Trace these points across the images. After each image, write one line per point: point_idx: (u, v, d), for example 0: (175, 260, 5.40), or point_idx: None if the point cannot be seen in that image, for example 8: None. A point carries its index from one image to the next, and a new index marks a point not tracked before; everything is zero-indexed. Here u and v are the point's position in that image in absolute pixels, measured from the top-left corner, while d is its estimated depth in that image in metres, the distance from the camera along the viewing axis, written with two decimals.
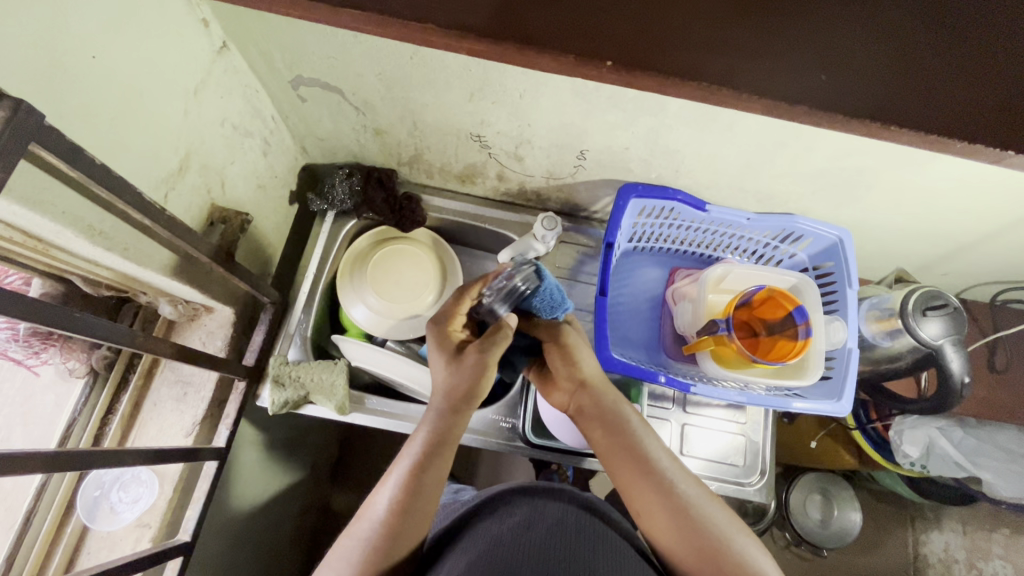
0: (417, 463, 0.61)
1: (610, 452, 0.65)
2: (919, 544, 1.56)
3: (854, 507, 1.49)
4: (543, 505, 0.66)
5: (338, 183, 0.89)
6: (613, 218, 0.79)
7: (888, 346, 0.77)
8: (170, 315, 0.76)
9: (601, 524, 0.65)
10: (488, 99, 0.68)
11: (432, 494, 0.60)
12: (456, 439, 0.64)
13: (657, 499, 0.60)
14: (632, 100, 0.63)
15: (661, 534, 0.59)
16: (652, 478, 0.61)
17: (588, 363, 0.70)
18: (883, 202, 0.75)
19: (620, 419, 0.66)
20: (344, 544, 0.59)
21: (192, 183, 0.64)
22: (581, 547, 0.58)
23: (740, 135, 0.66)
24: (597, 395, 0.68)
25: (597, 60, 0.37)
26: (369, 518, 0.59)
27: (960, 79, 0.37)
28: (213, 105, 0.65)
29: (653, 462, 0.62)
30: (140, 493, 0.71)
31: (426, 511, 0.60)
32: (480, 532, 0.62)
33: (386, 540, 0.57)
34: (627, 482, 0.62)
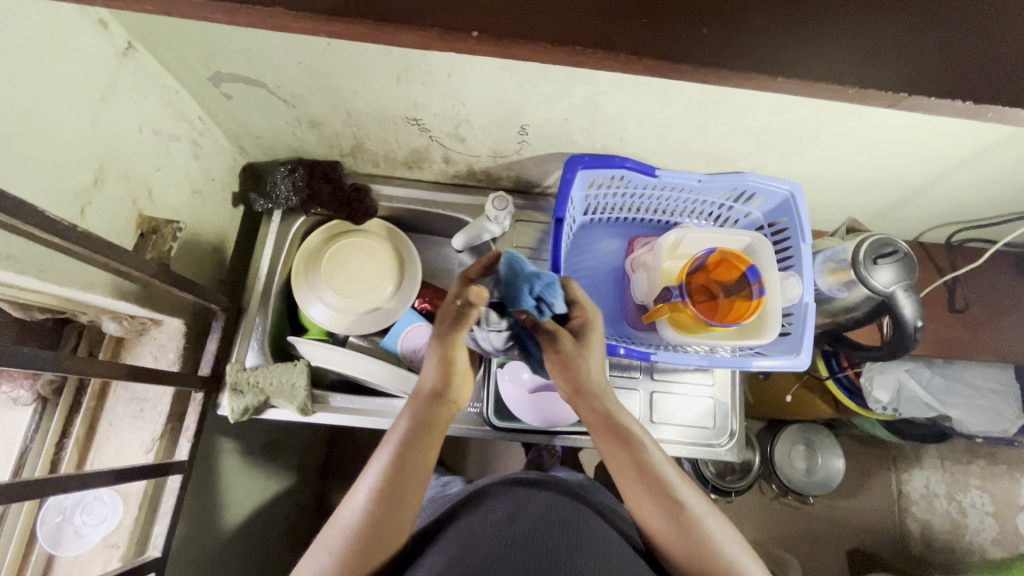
0: (398, 453, 0.61)
1: (609, 455, 0.63)
2: (902, 483, 1.61)
3: (837, 454, 1.52)
4: (528, 499, 0.67)
5: (281, 180, 0.87)
6: (562, 192, 0.78)
7: (845, 297, 0.77)
8: (116, 332, 0.73)
9: (582, 512, 0.67)
10: (417, 80, 0.66)
11: (416, 478, 0.60)
12: (439, 428, 0.65)
13: (656, 508, 0.60)
14: (561, 69, 0.61)
15: (656, 530, 0.60)
16: (648, 484, 0.60)
17: (592, 367, 0.62)
18: (830, 153, 0.74)
19: (620, 427, 0.62)
20: (327, 536, 0.58)
21: (113, 194, 0.61)
22: (564, 536, 0.60)
23: (676, 96, 0.64)
24: (597, 401, 0.62)
25: (464, 32, 0.36)
26: (352, 511, 0.59)
27: (848, 27, 0.36)
28: (128, 111, 0.62)
29: (650, 470, 0.60)
30: (106, 514, 0.70)
31: (410, 497, 0.60)
32: (463, 529, 0.62)
33: (367, 530, 0.57)
34: (630, 491, 0.61)
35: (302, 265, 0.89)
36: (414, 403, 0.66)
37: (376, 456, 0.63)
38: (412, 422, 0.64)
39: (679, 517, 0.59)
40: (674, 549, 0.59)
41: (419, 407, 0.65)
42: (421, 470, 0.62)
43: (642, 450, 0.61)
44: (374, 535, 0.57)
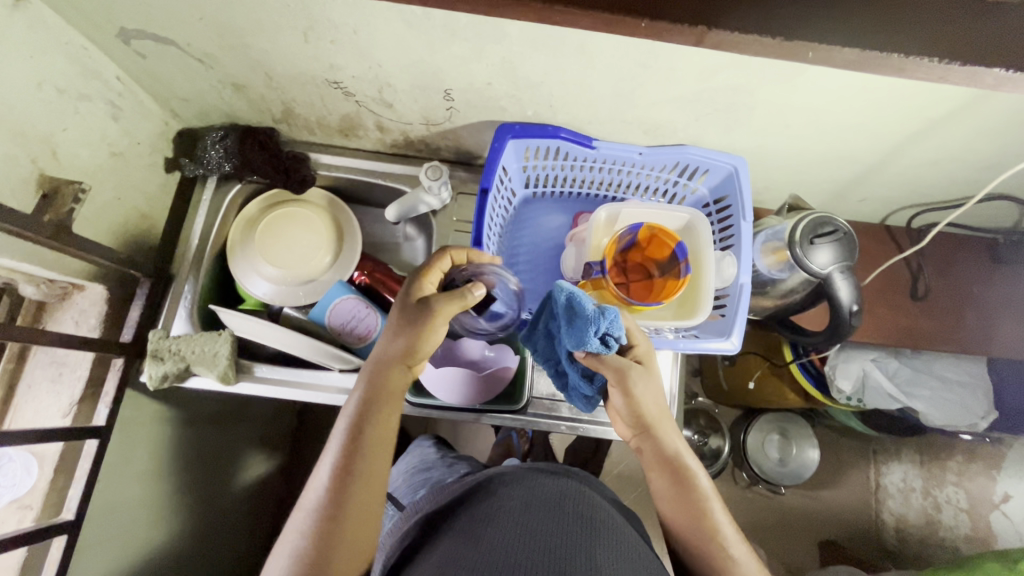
0: (355, 426, 0.59)
1: (661, 488, 0.65)
2: (880, 477, 1.56)
3: (812, 444, 1.49)
4: (542, 485, 0.66)
5: (211, 147, 0.85)
6: (490, 161, 0.74)
7: (784, 280, 0.73)
8: (35, 296, 0.73)
9: (601, 507, 0.66)
10: (325, 39, 0.63)
11: (377, 452, 0.59)
12: (389, 399, 0.62)
13: (695, 536, 0.61)
14: (468, 26, 0.57)
15: (694, 565, 0.61)
16: (694, 517, 0.61)
17: (650, 403, 0.64)
18: (771, 125, 0.69)
19: (675, 457, 0.64)
20: (296, 515, 0.57)
21: (5, 152, 0.59)
22: (580, 534, 0.59)
23: (594, 57, 0.60)
24: (660, 438, 0.65)
25: None
26: (318, 486, 0.57)
27: None
28: (24, 67, 0.60)
29: (699, 504, 0.62)
30: (21, 475, 0.70)
31: (372, 471, 0.58)
32: (477, 514, 0.62)
33: (331, 507, 0.55)
34: (674, 518, 0.63)
35: (239, 238, 0.88)
36: (369, 371, 0.63)
37: (336, 431, 0.61)
38: (368, 391, 0.62)
39: (721, 555, 0.59)
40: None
41: (371, 377, 0.62)
42: (377, 441, 0.59)
43: (695, 486, 0.63)
44: (337, 511, 0.55)
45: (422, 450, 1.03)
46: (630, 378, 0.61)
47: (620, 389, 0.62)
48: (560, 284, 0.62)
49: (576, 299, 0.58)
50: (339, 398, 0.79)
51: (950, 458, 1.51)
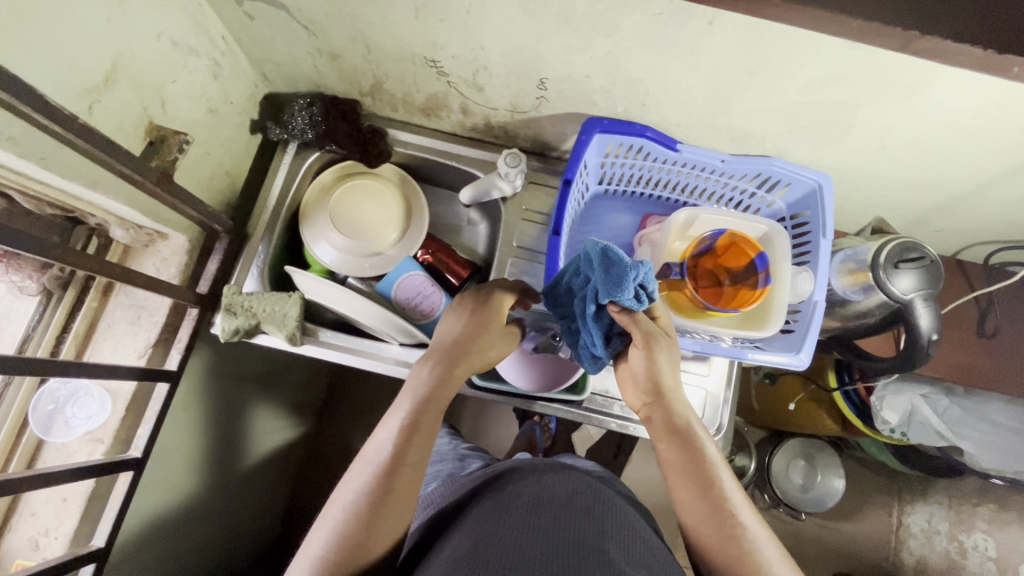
0: (410, 419, 0.58)
1: (669, 458, 0.63)
2: (903, 515, 1.54)
3: (838, 474, 1.46)
4: (554, 485, 0.66)
5: (298, 112, 0.86)
6: (575, 153, 0.75)
7: (859, 302, 0.73)
8: (123, 239, 0.76)
9: (612, 503, 0.66)
10: (435, 17, 0.64)
11: (428, 440, 0.58)
12: (445, 401, 0.61)
13: (706, 511, 0.59)
14: (584, 17, 0.58)
15: (701, 535, 0.60)
16: (705, 486, 0.60)
17: (669, 370, 0.63)
18: (866, 144, 0.68)
19: (687, 430, 0.64)
20: (336, 499, 0.55)
21: (124, 97, 0.61)
22: (590, 528, 0.58)
23: (703, 60, 0.60)
24: (673, 407, 0.64)
25: None
26: (366, 466, 0.56)
27: None
28: (148, 17, 0.62)
29: (710, 479, 0.61)
30: (94, 411, 0.74)
31: (422, 458, 0.57)
32: (489, 510, 0.63)
33: (379, 486, 0.54)
34: (685, 492, 0.61)
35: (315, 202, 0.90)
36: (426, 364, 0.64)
37: (388, 419, 0.60)
38: (426, 388, 0.61)
39: (732, 523, 0.58)
40: (720, 557, 0.58)
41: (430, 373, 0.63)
42: (428, 441, 0.58)
43: (706, 454, 0.62)
44: (383, 505, 0.53)
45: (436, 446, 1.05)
46: (655, 342, 0.62)
47: (644, 352, 0.62)
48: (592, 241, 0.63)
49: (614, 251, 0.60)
50: (398, 369, 0.83)
51: (980, 504, 1.48)
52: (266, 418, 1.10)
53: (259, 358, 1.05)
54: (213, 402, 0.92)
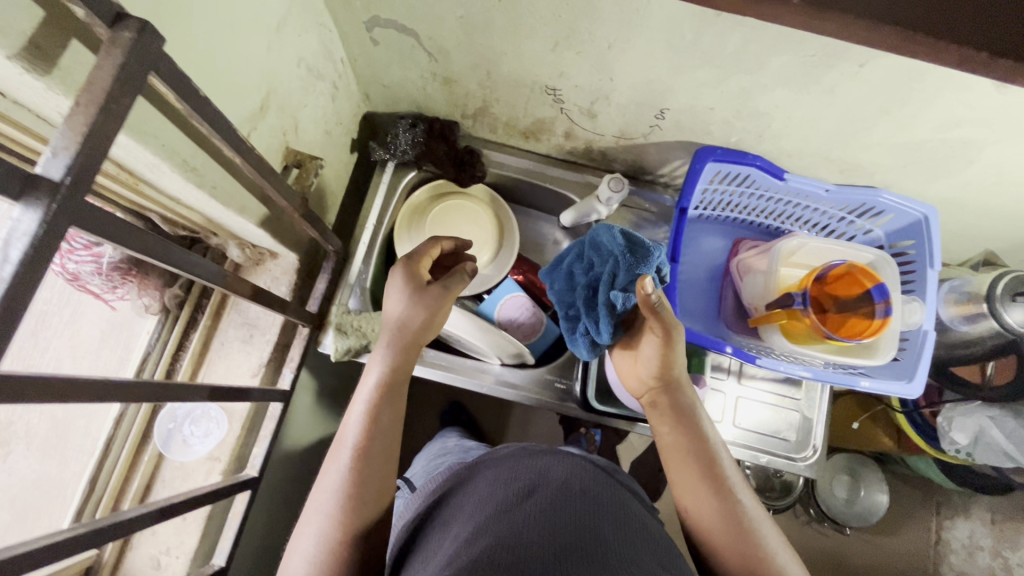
0: (373, 407, 0.61)
1: (671, 436, 0.66)
2: (942, 529, 1.53)
3: (881, 488, 1.45)
4: (546, 466, 0.61)
5: (402, 133, 0.87)
6: (688, 182, 0.76)
7: (964, 331, 0.75)
8: (237, 258, 0.76)
9: (610, 487, 0.61)
10: (573, 49, 0.65)
11: (392, 422, 0.61)
12: (401, 385, 0.64)
13: (706, 488, 0.61)
14: (731, 55, 0.59)
15: (697, 514, 0.61)
16: (706, 466, 0.63)
17: (680, 359, 0.68)
18: (981, 180, 0.70)
19: (692, 414, 0.67)
20: (317, 500, 0.56)
21: (271, 124, 0.62)
22: (591, 511, 0.54)
23: (842, 97, 0.62)
24: (683, 393, 0.68)
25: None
26: (342, 456, 0.58)
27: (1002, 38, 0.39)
28: (294, 45, 0.63)
29: (712, 460, 0.63)
30: (210, 427, 0.74)
31: (389, 441, 0.60)
32: (477, 497, 0.58)
33: (357, 477, 0.57)
34: (685, 469, 0.63)
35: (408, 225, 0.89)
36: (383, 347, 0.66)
37: (354, 407, 0.62)
38: (382, 375, 0.64)
39: (731, 501, 0.60)
40: (718, 535, 0.59)
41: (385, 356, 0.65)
42: (392, 422, 0.61)
43: (706, 436, 0.65)
44: (363, 496, 0.56)
45: (443, 442, 1.01)
46: (673, 333, 0.65)
47: (661, 339, 0.66)
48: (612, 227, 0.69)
49: (638, 236, 0.68)
50: (500, 391, 0.83)
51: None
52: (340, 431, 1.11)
53: (338, 372, 1.05)
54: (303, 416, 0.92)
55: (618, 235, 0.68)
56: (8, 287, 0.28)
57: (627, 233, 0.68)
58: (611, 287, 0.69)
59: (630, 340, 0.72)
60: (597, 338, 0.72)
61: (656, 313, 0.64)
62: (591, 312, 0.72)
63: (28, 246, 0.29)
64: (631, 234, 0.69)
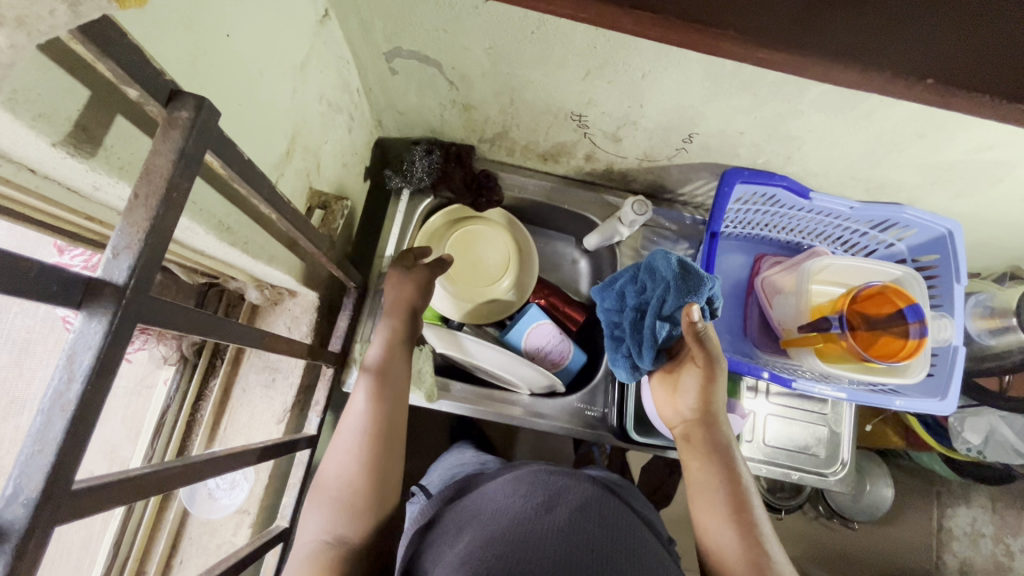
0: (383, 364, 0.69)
1: (700, 471, 0.66)
2: (943, 518, 1.43)
3: (887, 482, 1.36)
4: (565, 484, 0.61)
5: (417, 160, 0.84)
6: (716, 205, 0.76)
7: (989, 344, 0.76)
8: (255, 300, 0.73)
9: (621, 510, 0.60)
10: (604, 78, 0.63)
11: (400, 379, 0.69)
12: (406, 346, 0.72)
13: (733, 528, 0.60)
14: (769, 84, 0.58)
15: (719, 549, 0.60)
16: (734, 505, 0.62)
17: (722, 394, 0.67)
18: (1008, 196, 0.71)
19: (727, 454, 0.66)
20: (336, 445, 0.63)
21: (296, 167, 0.59)
22: (605, 530, 0.54)
23: (877, 122, 0.61)
24: (720, 430, 0.67)
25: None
26: (356, 410, 0.65)
27: None
28: (316, 83, 0.60)
29: (744, 504, 0.62)
30: (237, 479, 0.70)
31: (399, 394, 0.67)
32: (492, 515, 0.56)
33: (374, 424, 0.63)
34: (713, 507, 0.62)
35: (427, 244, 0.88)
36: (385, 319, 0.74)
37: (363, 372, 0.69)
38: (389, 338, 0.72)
39: (755, 541, 0.59)
40: None
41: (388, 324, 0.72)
42: (400, 378, 0.69)
43: (737, 474, 0.64)
44: (378, 437, 0.63)
45: (459, 453, 0.98)
46: (715, 365, 0.64)
47: (702, 372, 0.65)
48: (667, 252, 0.67)
49: (690, 264, 0.65)
50: (531, 423, 0.82)
51: None
52: None
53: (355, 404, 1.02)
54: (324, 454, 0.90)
55: (673, 260, 0.66)
56: (77, 409, 0.26)
57: (679, 259, 0.66)
58: (657, 312, 0.67)
59: (671, 369, 0.71)
60: (638, 360, 0.70)
61: (703, 341, 0.63)
62: (635, 335, 0.71)
63: (94, 361, 0.26)
64: (685, 262, 0.67)
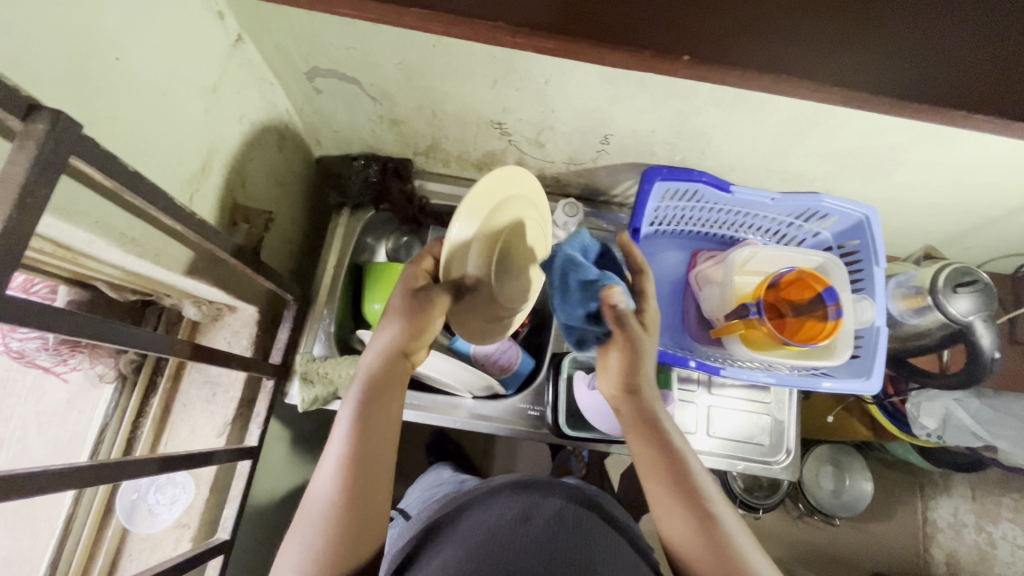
0: (359, 418, 0.51)
1: (641, 459, 0.59)
2: (928, 510, 1.35)
3: (866, 476, 1.26)
4: (540, 497, 0.61)
5: (354, 175, 0.87)
6: (638, 202, 0.78)
7: (914, 323, 0.78)
8: (194, 316, 0.75)
9: (599, 518, 0.61)
10: (512, 86, 0.66)
11: (386, 433, 0.52)
12: (400, 370, 0.55)
13: (682, 506, 0.54)
14: (663, 83, 0.61)
15: (684, 552, 0.53)
16: (675, 478, 0.55)
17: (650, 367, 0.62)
18: (913, 179, 0.74)
19: (661, 430, 0.59)
20: (302, 516, 0.48)
21: (215, 182, 0.62)
22: (580, 538, 0.56)
23: (771, 115, 0.64)
24: (647, 400, 0.61)
25: None
26: (327, 472, 0.49)
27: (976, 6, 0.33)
28: (233, 102, 0.63)
29: (690, 480, 0.55)
30: (176, 494, 0.72)
31: (383, 454, 0.51)
32: (468, 525, 0.58)
33: (349, 494, 0.48)
34: (659, 487, 0.56)
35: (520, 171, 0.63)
36: (373, 354, 0.56)
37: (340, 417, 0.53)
38: (369, 378, 0.54)
39: (719, 529, 0.52)
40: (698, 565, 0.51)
41: (373, 360, 0.55)
42: (387, 427, 0.53)
43: (678, 453, 0.57)
44: (365, 476, 0.49)
45: (436, 473, 0.96)
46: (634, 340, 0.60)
47: (622, 345, 0.61)
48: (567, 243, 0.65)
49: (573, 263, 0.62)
50: (473, 425, 0.83)
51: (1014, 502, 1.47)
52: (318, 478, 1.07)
53: (313, 419, 1.02)
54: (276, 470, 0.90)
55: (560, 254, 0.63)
56: None
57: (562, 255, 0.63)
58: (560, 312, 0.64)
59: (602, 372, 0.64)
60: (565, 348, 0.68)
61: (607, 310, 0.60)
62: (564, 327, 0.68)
63: None
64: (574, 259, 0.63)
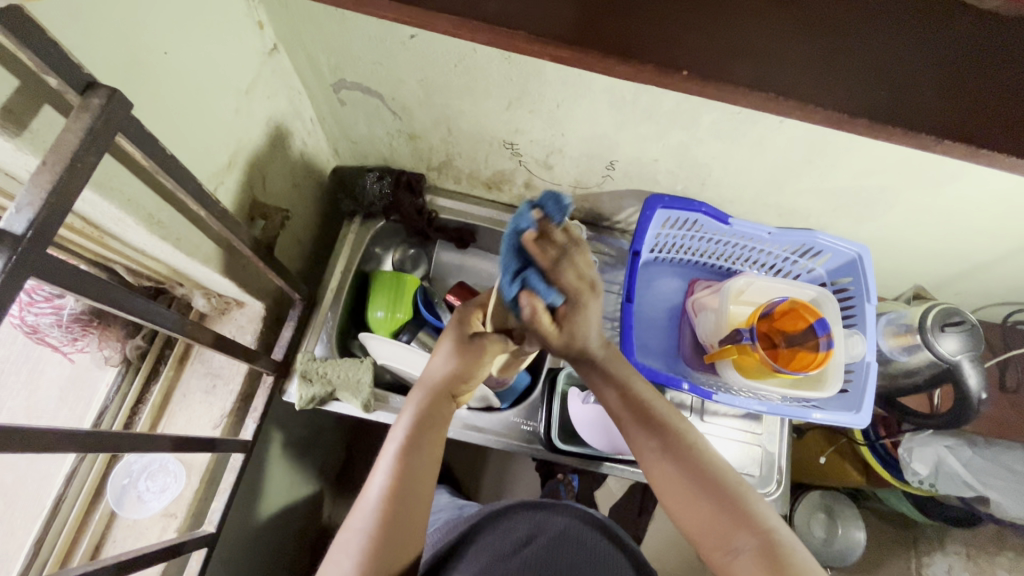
0: (405, 451, 0.53)
1: (642, 449, 0.57)
2: (921, 566, 1.29)
3: (859, 525, 1.20)
4: (544, 521, 0.65)
5: (370, 184, 0.89)
6: (639, 227, 0.81)
7: (905, 361, 0.79)
8: (203, 308, 0.77)
9: (599, 541, 0.65)
10: (525, 108, 0.70)
11: (425, 480, 0.53)
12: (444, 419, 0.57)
13: (667, 458, 0.55)
14: (667, 113, 0.65)
15: (697, 528, 0.53)
16: (660, 436, 0.56)
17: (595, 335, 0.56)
18: (903, 220, 0.77)
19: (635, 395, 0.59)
20: (339, 547, 0.50)
21: (237, 178, 0.65)
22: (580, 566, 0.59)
23: (769, 149, 0.68)
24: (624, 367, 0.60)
25: None
26: (365, 511, 0.51)
27: None
28: (263, 106, 0.67)
29: (677, 436, 0.56)
30: (168, 482, 0.72)
31: (421, 502, 0.52)
32: (478, 545, 0.62)
33: (385, 535, 0.49)
34: (642, 440, 0.57)
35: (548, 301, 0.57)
36: (419, 397, 0.58)
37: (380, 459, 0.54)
38: (416, 421, 0.56)
39: (733, 503, 0.52)
40: (686, 506, 0.53)
41: (418, 405, 0.57)
42: (427, 472, 0.53)
43: (685, 437, 0.56)
44: (399, 524, 0.50)
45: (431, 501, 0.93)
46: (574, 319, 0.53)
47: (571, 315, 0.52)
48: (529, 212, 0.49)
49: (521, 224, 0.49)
50: (465, 435, 0.83)
51: None
52: (305, 485, 1.06)
53: (307, 423, 1.02)
54: (266, 469, 0.90)
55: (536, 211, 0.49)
56: None
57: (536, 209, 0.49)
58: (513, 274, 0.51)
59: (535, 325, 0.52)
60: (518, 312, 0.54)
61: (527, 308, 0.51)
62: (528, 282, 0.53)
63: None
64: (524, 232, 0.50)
